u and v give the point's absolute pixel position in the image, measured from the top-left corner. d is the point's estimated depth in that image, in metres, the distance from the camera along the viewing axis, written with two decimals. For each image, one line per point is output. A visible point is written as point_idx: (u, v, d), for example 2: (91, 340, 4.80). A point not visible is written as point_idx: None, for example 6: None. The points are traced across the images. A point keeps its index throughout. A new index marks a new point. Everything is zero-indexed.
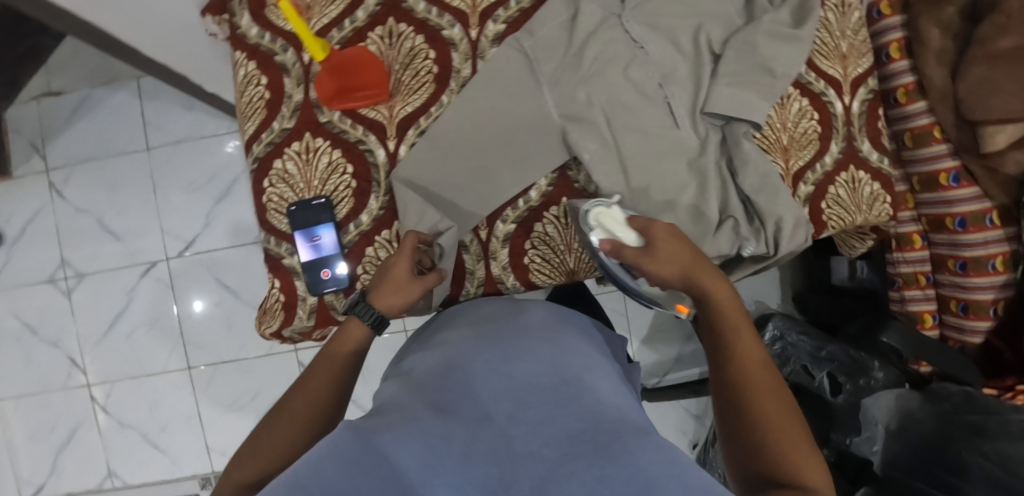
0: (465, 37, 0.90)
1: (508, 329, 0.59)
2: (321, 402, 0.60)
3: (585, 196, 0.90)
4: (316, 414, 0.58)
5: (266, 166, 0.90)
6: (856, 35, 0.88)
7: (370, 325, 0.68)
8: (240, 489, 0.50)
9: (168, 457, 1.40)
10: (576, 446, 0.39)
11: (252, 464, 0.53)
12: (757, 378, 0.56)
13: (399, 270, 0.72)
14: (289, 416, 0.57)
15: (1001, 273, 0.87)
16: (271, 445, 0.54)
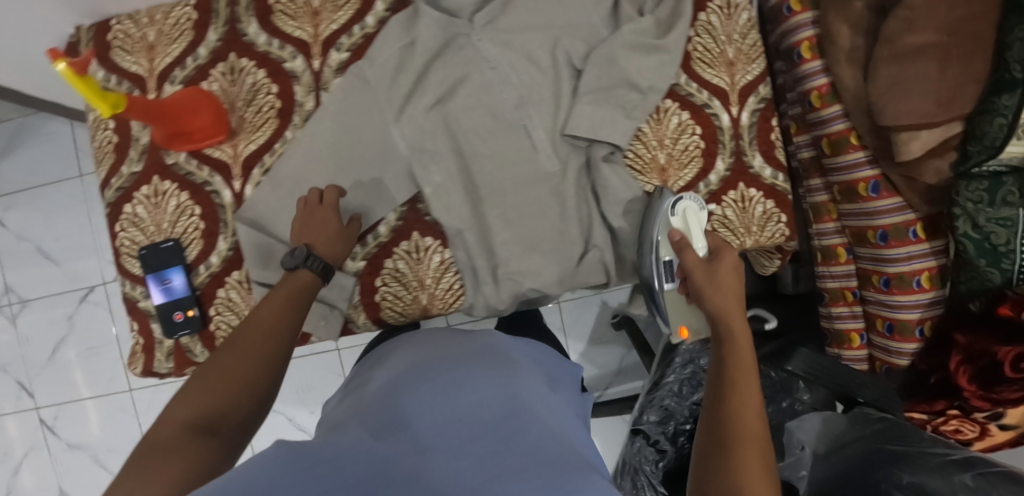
0: (307, 68, 0.74)
1: (462, 350, 0.60)
2: (271, 334, 0.56)
3: (437, 232, 0.74)
4: (263, 357, 0.54)
5: (117, 212, 0.76)
6: (744, 39, 0.78)
7: (319, 273, 0.63)
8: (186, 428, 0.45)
9: (115, 477, 1.31)
10: (523, 469, 0.39)
11: (200, 401, 0.48)
12: (745, 405, 0.52)
13: (330, 222, 0.67)
14: (236, 361, 0.52)
15: (927, 290, 0.87)
16: (215, 390, 0.50)
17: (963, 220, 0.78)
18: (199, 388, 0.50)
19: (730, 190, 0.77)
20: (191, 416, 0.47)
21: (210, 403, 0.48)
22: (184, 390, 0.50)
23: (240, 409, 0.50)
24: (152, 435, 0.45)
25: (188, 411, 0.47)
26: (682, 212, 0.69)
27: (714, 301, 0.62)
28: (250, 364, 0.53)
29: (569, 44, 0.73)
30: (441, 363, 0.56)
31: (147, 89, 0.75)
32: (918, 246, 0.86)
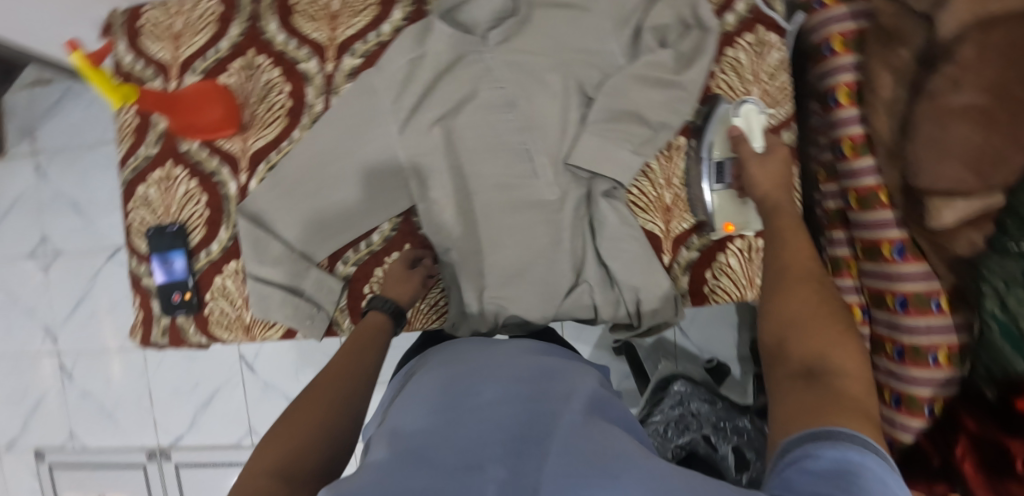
0: (320, 71, 0.75)
1: (481, 362, 0.54)
2: (345, 378, 0.55)
3: (426, 246, 0.78)
4: (341, 400, 0.52)
5: (131, 191, 0.79)
6: (773, 80, 0.73)
7: (390, 314, 0.68)
8: (272, 478, 0.41)
9: (120, 429, 1.39)
10: (570, 471, 0.34)
11: (286, 449, 0.44)
12: (793, 259, 0.54)
13: (395, 269, 0.74)
14: (311, 405, 0.50)
15: (942, 367, 0.81)
16: (293, 434, 0.46)
17: (991, 298, 0.72)
18: (279, 436, 0.46)
19: (736, 237, 0.73)
20: (273, 466, 0.42)
21: (292, 450, 0.45)
22: (267, 439, 0.46)
23: (319, 457, 0.46)
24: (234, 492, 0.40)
25: (273, 461, 0.43)
26: (745, 114, 0.70)
27: (763, 189, 0.63)
28: (328, 409, 0.50)
29: (581, 70, 0.71)
30: (466, 378, 0.51)
31: (168, 77, 0.77)
32: (940, 319, 0.80)
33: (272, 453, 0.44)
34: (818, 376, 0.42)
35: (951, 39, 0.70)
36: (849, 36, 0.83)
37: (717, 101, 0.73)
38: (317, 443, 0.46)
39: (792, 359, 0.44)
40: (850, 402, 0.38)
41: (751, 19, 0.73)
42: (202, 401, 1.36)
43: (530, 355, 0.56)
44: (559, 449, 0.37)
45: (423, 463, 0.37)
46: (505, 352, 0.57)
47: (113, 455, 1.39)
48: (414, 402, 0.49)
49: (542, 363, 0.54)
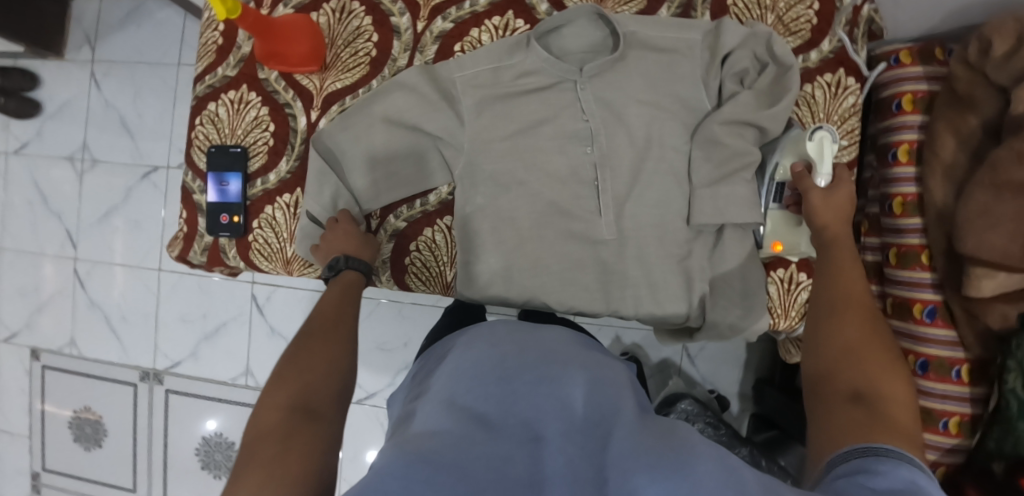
0: (410, 28, 0.76)
1: (529, 337, 0.58)
2: (335, 323, 0.60)
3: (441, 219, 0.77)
4: (338, 347, 0.57)
5: (201, 107, 0.80)
6: (843, 123, 0.75)
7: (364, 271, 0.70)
8: (292, 410, 0.47)
9: (120, 343, 1.39)
10: (639, 455, 0.39)
11: (297, 386, 0.50)
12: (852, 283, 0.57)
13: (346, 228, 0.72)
14: (313, 348, 0.55)
15: (951, 435, 0.82)
16: (298, 373, 0.52)
17: (1014, 374, 0.73)
18: (291, 372, 0.52)
19: (779, 266, 0.75)
20: (290, 401, 0.48)
21: (305, 385, 0.50)
22: (276, 376, 0.52)
23: (329, 386, 0.52)
24: (261, 423, 0.47)
25: (288, 396, 0.49)
26: (818, 140, 0.65)
27: (821, 220, 0.63)
28: (333, 352, 0.56)
29: (662, 76, 0.72)
30: (522, 346, 0.55)
31: (261, 5, 0.79)
32: (957, 387, 0.82)
33: (288, 390, 0.49)
34: (864, 397, 0.46)
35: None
36: (919, 96, 0.84)
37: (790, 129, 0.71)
38: (325, 378, 0.52)
39: (840, 381, 0.48)
40: (900, 431, 0.42)
41: (833, 60, 0.75)
42: (207, 331, 1.37)
43: (576, 343, 0.60)
44: (610, 446, 0.42)
45: (494, 430, 0.44)
46: (557, 331, 0.61)
47: (107, 369, 1.39)
48: (473, 358, 0.53)
49: (587, 351, 0.58)
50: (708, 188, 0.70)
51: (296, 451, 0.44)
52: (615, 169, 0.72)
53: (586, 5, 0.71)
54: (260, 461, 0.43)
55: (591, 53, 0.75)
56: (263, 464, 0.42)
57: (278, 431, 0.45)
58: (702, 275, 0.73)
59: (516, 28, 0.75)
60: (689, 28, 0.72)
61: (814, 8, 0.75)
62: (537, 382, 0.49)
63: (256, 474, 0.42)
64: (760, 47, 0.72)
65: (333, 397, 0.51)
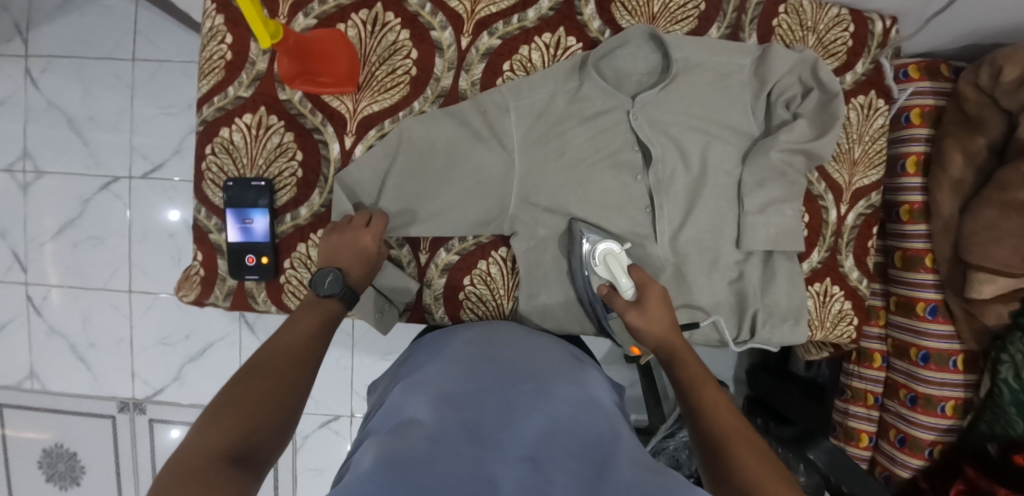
0: (454, 44, 0.72)
1: (516, 357, 0.55)
2: (293, 350, 0.52)
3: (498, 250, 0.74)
4: (293, 388, 0.48)
5: (211, 133, 0.70)
6: (873, 143, 0.79)
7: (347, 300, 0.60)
8: (227, 449, 0.39)
9: (91, 373, 1.26)
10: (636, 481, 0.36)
11: (237, 429, 0.42)
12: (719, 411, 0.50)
13: (354, 247, 0.63)
14: (261, 379, 0.47)
15: (947, 417, 0.92)
16: (242, 405, 0.44)
17: (1007, 366, 0.83)
18: (235, 409, 0.43)
19: (816, 281, 0.80)
20: (226, 441, 0.40)
21: (247, 428, 0.42)
22: (212, 412, 0.43)
23: (275, 428, 0.44)
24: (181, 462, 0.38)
25: (225, 439, 0.40)
26: (603, 260, 0.66)
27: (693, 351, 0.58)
28: (271, 397, 0.46)
29: (711, 101, 0.74)
30: (495, 366, 0.53)
31: (277, 13, 0.70)
32: (953, 375, 0.91)
33: (215, 437, 0.40)
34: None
35: None
36: (926, 110, 0.90)
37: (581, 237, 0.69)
38: (271, 425, 0.44)
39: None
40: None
41: (866, 83, 0.78)
42: (191, 354, 1.26)
43: (565, 363, 0.58)
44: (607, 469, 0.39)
45: (481, 437, 0.40)
46: (545, 350, 0.59)
47: (77, 402, 1.26)
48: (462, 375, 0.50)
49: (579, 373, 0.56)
50: (759, 213, 0.74)
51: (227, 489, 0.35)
52: (670, 194, 0.74)
53: (642, 27, 0.70)
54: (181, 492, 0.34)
55: (646, 76, 0.75)
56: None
57: (206, 472, 0.37)
58: (753, 295, 0.77)
59: (568, 47, 0.73)
60: (739, 52, 0.74)
61: (850, 31, 0.77)
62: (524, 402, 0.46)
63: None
64: (805, 73, 0.75)
65: (271, 450, 0.43)
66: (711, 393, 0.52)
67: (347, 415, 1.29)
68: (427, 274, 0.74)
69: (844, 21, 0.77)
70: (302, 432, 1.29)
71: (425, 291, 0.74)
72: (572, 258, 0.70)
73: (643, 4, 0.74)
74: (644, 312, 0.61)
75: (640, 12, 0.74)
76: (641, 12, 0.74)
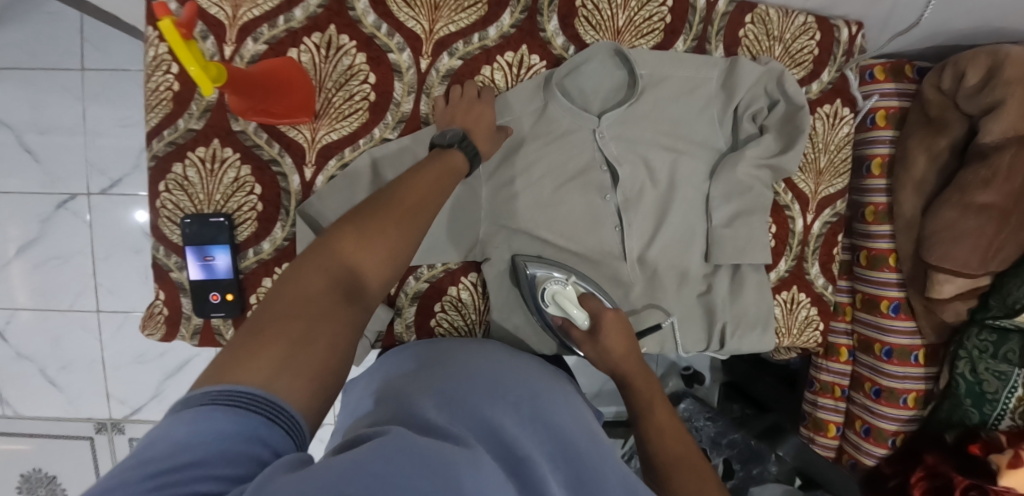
0: (413, 66, 0.69)
1: (513, 372, 0.54)
2: (418, 193, 0.49)
3: (466, 275, 0.74)
4: (414, 223, 0.47)
5: (163, 169, 0.67)
6: (838, 152, 0.80)
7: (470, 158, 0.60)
8: (334, 281, 0.41)
9: (64, 396, 1.23)
10: None
11: (350, 256, 0.42)
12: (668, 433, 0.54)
13: (483, 117, 0.65)
14: (382, 210, 0.46)
15: (909, 407, 0.96)
16: (357, 237, 0.43)
17: (964, 361, 0.87)
18: (349, 237, 0.43)
19: (783, 289, 0.81)
20: (339, 271, 0.41)
21: (354, 260, 0.42)
22: (334, 229, 0.44)
23: (383, 267, 0.44)
24: (300, 278, 0.40)
25: (338, 263, 0.42)
26: (552, 299, 0.67)
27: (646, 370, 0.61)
28: (390, 230, 0.45)
29: (678, 117, 0.74)
30: (493, 380, 0.51)
31: (223, 39, 0.67)
32: (915, 369, 0.95)
33: (331, 261, 0.41)
34: None
35: (989, 145, 0.78)
36: (890, 112, 0.91)
37: (526, 271, 0.69)
38: (384, 260, 0.44)
39: None
40: None
41: (832, 91, 0.78)
42: (168, 371, 1.24)
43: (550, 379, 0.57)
44: None
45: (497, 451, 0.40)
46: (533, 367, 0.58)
47: (54, 425, 1.24)
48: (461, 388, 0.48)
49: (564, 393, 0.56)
50: (726, 227, 0.74)
51: (319, 344, 0.37)
52: (639, 211, 0.74)
53: (606, 44, 0.70)
54: (281, 325, 0.36)
55: (612, 93, 0.74)
56: (280, 334, 0.35)
57: (316, 301, 0.39)
58: (722, 308, 0.77)
59: (532, 65, 0.71)
60: (705, 66, 0.73)
61: (816, 39, 0.77)
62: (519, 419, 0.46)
63: (269, 350, 0.34)
64: (771, 83, 0.74)
65: (380, 284, 0.44)
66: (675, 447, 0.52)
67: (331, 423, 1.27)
68: (398, 304, 0.73)
69: (810, 29, 0.76)
70: None
71: (396, 320, 0.73)
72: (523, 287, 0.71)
73: (607, 18, 0.72)
74: (600, 346, 0.64)
75: (604, 27, 0.72)
76: (606, 27, 0.72)
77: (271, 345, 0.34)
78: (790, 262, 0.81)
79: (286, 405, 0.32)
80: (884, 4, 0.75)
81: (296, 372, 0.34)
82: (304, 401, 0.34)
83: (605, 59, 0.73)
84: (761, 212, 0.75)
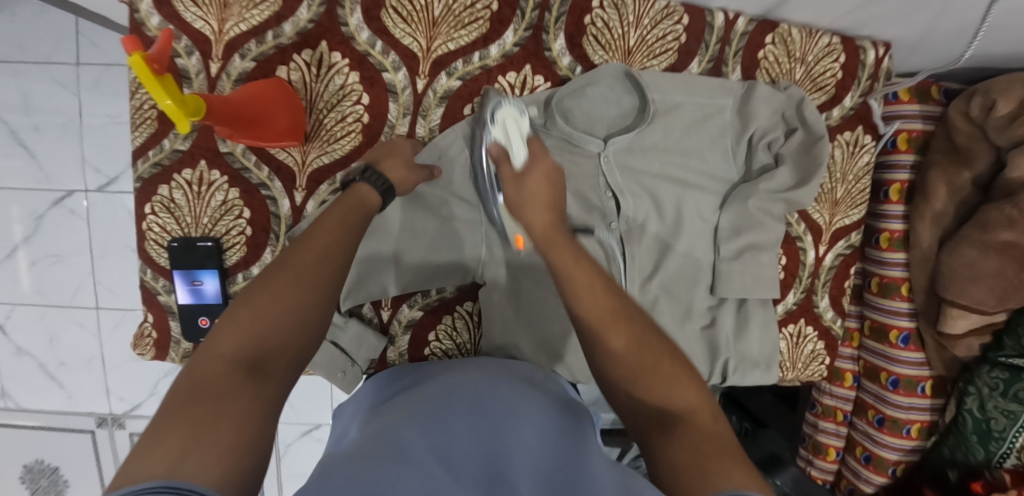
0: (409, 86, 0.66)
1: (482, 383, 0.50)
2: (330, 252, 0.48)
3: (460, 305, 0.72)
4: (315, 278, 0.45)
5: (148, 191, 0.65)
6: (854, 182, 0.76)
7: (381, 193, 0.57)
8: (233, 361, 0.39)
9: (65, 390, 1.24)
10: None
11: (249, 333, 0.41)
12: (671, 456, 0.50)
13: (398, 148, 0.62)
14: (287, 279, 0.44)
15: (912, 438, 0.93)
16: (253, 311, 0.42)
17: (973, 398, 0.84)
18: (244, 314, 0.42)
19: (790, 323, 0.78)
20: (238, 349, 0.40)
21: (255, 336, 0.41)
22: (229, 312, 0.42)
23: (291, 339, 0.42)
24: (197, 369, 0.38)
25: (237, 343, 0.40)
26: (500, 123, 0.59)
27: None
28: (292, 298, 0.43)
29: (689, 145, 0.70)
30: (463, 396, 0.48)
31: (209, 55, 0.63)
32: (921, 400, 0.92)
33: (228, 343, 0.40)
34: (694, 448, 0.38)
35: (1018, 180, 0.74)
36: (914, 134, 0.86)
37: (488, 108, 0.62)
38: (291, 324, 0.43)
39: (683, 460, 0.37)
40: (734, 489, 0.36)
41: (854, 118, 0.74)
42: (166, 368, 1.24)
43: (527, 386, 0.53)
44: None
45: (451, 464, 0.38)
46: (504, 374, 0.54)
47: (54, 419, 1.26)
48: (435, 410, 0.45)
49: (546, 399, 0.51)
50: (733, 260, 0.71)
51: (227, 425, 0.35)
52: (642, 242, 0.71)
53: (614, 67, 0.65)
54: (182, 417, 0.34)
55: (618, 118, 0.70)
56: (181, 427, 0.34)
57: (217, 384, 0.37)
58: (725, 343, 0.74)
59: (535, 87, 0.67)
60: (719, 91, 0.69)
61: (840, 62, 0.72)
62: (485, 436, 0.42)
63: (166, 445, 0.32)
64: (789, 110, 0.70)
65: (290, 357, 0.42)
66: (599, 306, 0.46)
67: (328, 424, 1.25)
68: (390, 332, 0.71)
69: (835, 51, 0.72)
70: (284, 441, 1.27)
71: (389, 348, 0.71)
72: (483, 185, 0.64)
73: (618, 38, 0.67)
74: (522, 193, 0.53)
75: (614, 46, 0.68)
76: (616, 47, 0.68)
77: (169, 441, 0.32)
78: (799, 294, 0.78)
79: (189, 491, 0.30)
80: (917, 26, 0.70)
81: (201, 456, 0.32)
82: (220, 480, 0.31)
83: (614, 82, 0.68)
84: (771, 246, 0.72)
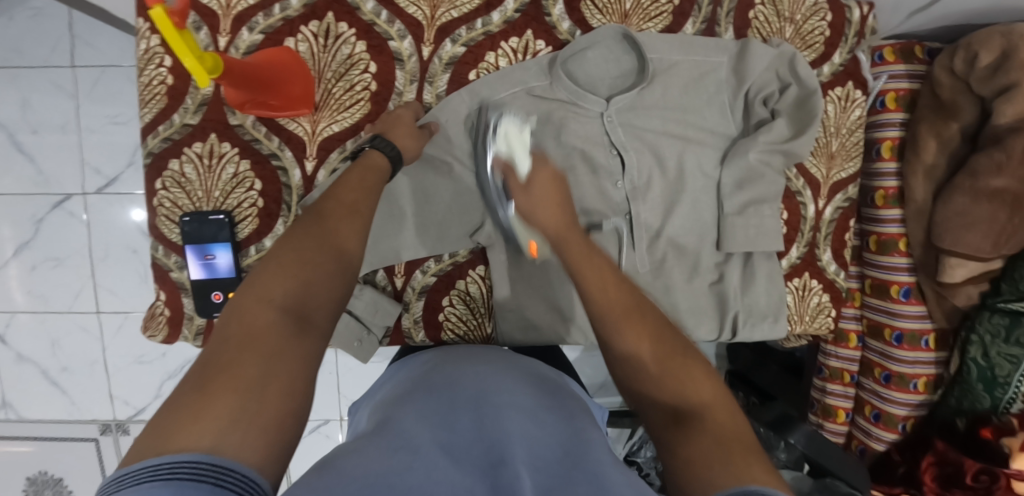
0: (415, 54, 0.67)
1: (488, 362, 0.49)
2: (354, 214, 0.49)
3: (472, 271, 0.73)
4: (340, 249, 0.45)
5: (159, 166, 0.65)
6: (848, 136, 0.78)
7: (391, 158, 0.59)
8: (282, 313, 0.39)
9: (67, 399, 1.22)
10: None
11: (295, 283, 0.41)
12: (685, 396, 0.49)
13: (403, 117, 0.64)
14: (326, 240, 0.44)
15: (919, 392, 0.95)
16: (297, 263, 0.42)
17: (976, 346, 0.85)
18: (289, 264, 0.42)
19: (795, 277, 0.80)
20: (285, 300, 0.39)
21: (298, 290, 0.41)
22: (273, 260, 0.42)
23: (333, 291, 0.43)
24: (244, 320, 0.38)
25: (283, 292, 0.40)
26: (503, 137, 0.63)
27: None
28: (327, 263, 0.43)
29: (690, 104, 0.72)
30: (478, 372, 0.46)
31: (217, 29, 0.64)
32: (926, 353, 0.94)
33: (273, 293, 0.40)
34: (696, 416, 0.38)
35: (1005, 126, 0.76)
36: (901, 94, 0.90)
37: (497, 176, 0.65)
38: (329, 283, 0.43)
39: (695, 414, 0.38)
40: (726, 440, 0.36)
41: (843, 74, 0.77)
42: (169, 371, 1.23)
43: (533, 368, 0.50)
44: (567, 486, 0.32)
45: (456, 458, 0.35)
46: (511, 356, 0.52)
47: (58, 427, 1.24)
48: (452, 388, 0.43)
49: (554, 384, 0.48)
50: (738, 214, 0.72)
51: (272, 386, 0.34)
52: (647, 200, 0.72)
53: (613, 27, 0.67)
54: (225, 378, 0.33)
55: (619, 78, 0.72)
56: (227, 383, 0.33)
57: (264, 338, 0.37)
58: (734, 296, 0.75)
59: (537, 51, 0.69)
60: (714, 50, 0.72)
61: (828, 20, 0.75)
62: (498, 405, 0.40)
63: (209, 404, 0.31)
64: (783, 67, 0.72)
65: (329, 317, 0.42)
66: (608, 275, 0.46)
67: (338, 419, 1.24)
68: (404, 299, 0.72)
69: (821, 9, 0.75)
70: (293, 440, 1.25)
71: (403, 316, 0.72)
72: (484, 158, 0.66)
73: (615, 1, 0.70)
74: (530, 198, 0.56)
75: (611, 10, 0.70)
76: (613, 11, 0.70)
77: (213, 404, 0.31)
78: (802, 248, 0.80)
79: (234, 462, 0.29)
80: None
81: (247, 426, 0.31)
82: (258, 457, 0.31)
83: (614, 45, 0.71)
84: (773, 200, 0.73)
